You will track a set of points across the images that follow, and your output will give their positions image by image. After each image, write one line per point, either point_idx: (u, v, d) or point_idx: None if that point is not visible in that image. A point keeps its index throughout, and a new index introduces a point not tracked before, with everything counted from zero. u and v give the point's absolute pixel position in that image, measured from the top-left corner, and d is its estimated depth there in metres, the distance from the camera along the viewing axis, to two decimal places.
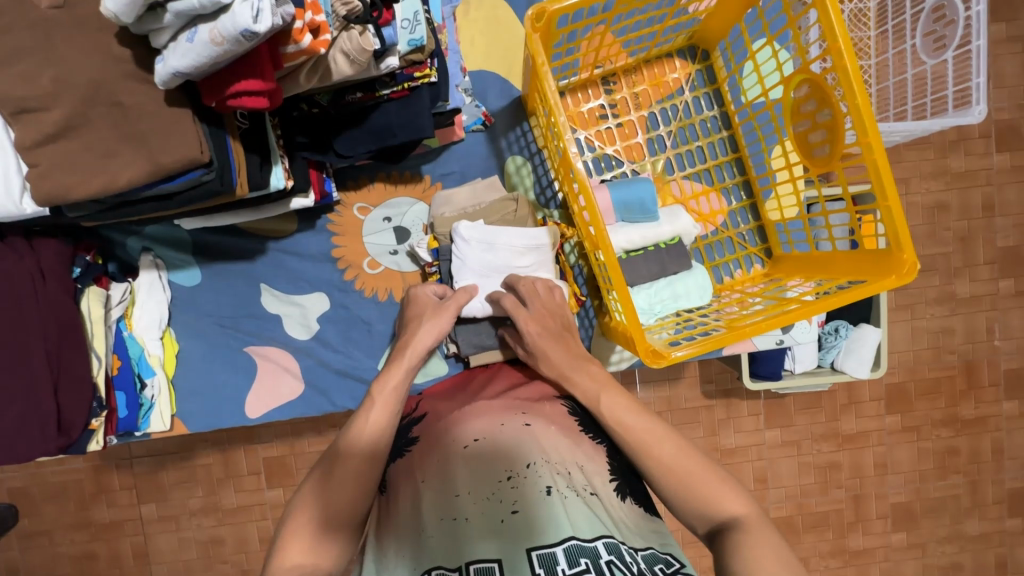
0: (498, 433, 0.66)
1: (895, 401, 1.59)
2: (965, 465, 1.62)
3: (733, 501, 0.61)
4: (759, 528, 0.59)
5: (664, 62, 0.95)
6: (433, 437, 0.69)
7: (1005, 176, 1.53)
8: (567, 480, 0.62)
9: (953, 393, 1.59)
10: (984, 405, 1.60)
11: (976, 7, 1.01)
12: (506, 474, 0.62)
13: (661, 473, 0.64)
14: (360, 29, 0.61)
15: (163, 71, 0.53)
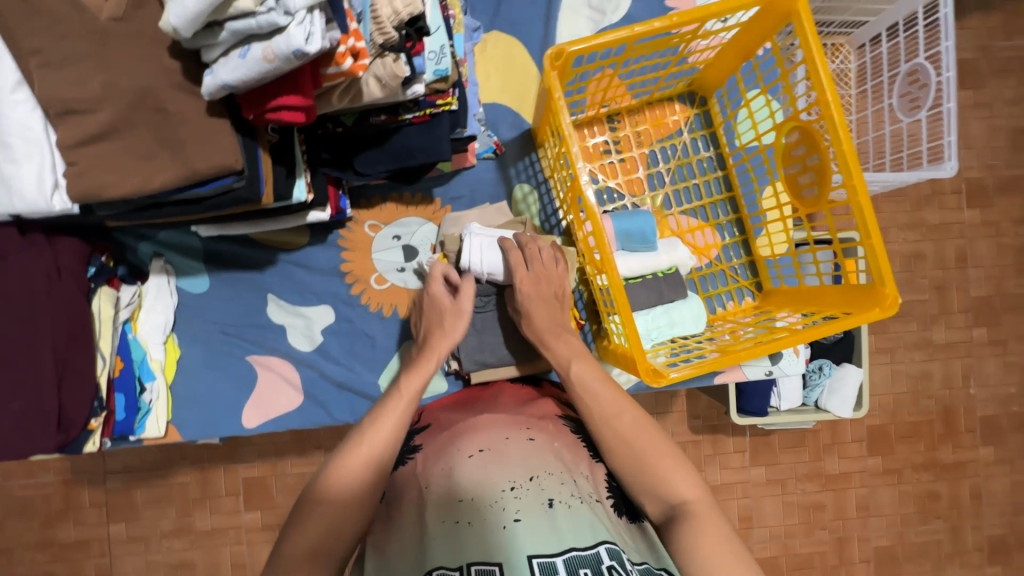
0: (502, 446, 0.67)
1: (876, 443, 1.62)
2: (945, 510, 1.65)
3: (686, 487, 0.65)
4: (704, 512, 0.63)
5: (665, 105, 1.02)
6: (439, 445, 0.71)
7: (977, 230, 1.63)
8: (571, 489, 0.64)
9: (932, 437, 1.64)
10: (961, 450, 1.65)
11: (946, 74, 1.13)
12: (508, 485, 0.63)
13: (618, 448, 0.68)
14: (394, 56, 0.66)
15: (211, 82, 0.57)
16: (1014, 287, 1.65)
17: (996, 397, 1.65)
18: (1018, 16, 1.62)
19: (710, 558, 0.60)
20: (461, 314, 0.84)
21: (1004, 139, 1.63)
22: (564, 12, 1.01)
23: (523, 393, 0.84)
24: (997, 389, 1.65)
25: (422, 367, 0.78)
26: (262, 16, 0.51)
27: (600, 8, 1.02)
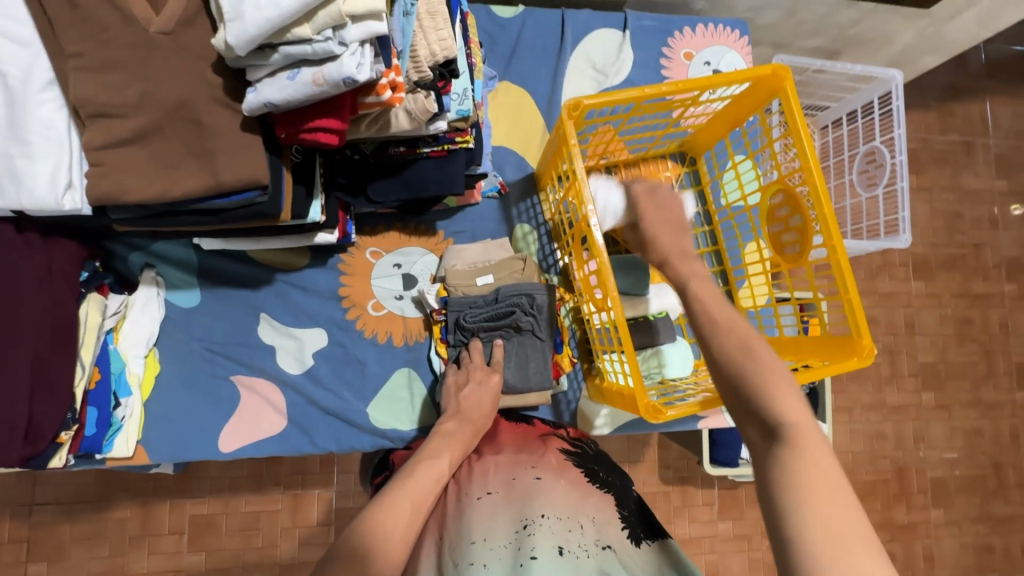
0: (509, 488, 0.72)
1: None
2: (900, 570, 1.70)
3: (792, 411, 0.54)
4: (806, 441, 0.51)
5: (658, 161, 1.10)
6: (450, 496, 0.73)
7: (923, 300, 1.78)
8: (578, 537, 0.64)
9: (887, 496, 1.71)
10: (915, 511, 1.72)
11: (898, 157, 1.29)
12: (522, 524, 0.65)
13: (735, 349, 0.59)
14: (425, 93, 0.70)
15: (254, 99, 0.59)
16: (956, 354, 1.79)
17: (944, 460, 1.75)
18: (951, 115, 1.85)
19: (804, 478, 0.49)
20: (493, 401, 0.86)
21: (943, 221, 1.82)
22: (569, 71, 1.10)
23: (521, 432, 0.88)
24: (944, 451, 1.75)
25: (453, 438, 0.79)
26: (318, 43, 0.55)
27: (602, 71, 1.11)
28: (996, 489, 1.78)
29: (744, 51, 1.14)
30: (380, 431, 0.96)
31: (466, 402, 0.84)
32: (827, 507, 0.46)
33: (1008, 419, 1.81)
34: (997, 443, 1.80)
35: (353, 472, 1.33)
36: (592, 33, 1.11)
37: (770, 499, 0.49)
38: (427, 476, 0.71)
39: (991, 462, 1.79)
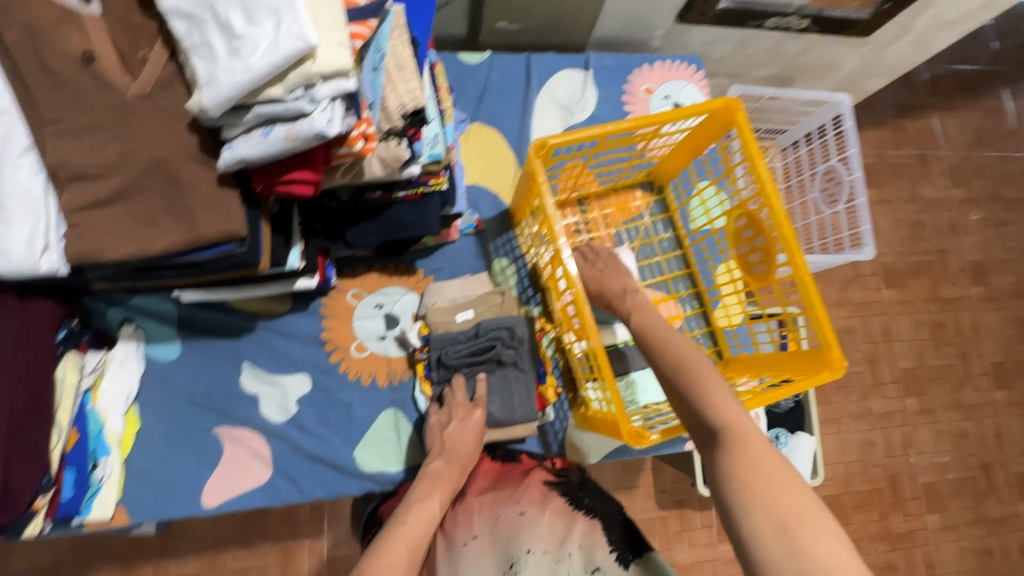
0: (496, 528, 0.76)
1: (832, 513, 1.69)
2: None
3: (727, 413, 0.65)
4: (742, 435, 0.62)
5: (628, 192, 1.15)
6: (441, 543, 0.77)
7: (896, 308, 1.84)
8: (564, 567, 0.71)
9: (883, 505, 1.72)
10: (910, 518, 1.73)
11: (854, 174, 1.37)
12: (508, 564, 0.72)
13: (676, 376, 0.72)
14: (396, 140, 0.73)
15: (229, 156, 0.61)
16: (933, 359, 1.84)
17: (934, 464, 1.77)
18: (903, 131, 1.96)
19: (741, 468, 0.59)
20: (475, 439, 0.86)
21: (906, 230, 1.90)
22: (537, 110, 1.15)
23: (504, 470, 0.89)
24: (933, 455, 1.78)
25: (437, 480, 0.79)
26: (291, 103, 0.58)
27: (569, 108, 1.17)
28: (987, 490, 1.80)
29: (701, 83, 1.21)
30: (369, 475, 0.95)
31: (451, 439, 0.85)
32: (767, 502, 0.56)
33: (990, 418, 1.85)
34: (983, 443, 1.83)
35: (343, 519, 1.29)
36: (556, 73, 1.17)
37: (722, 493, 0.60)
38: (420, 519, 0.71)
39: (979, 462, 1.82)
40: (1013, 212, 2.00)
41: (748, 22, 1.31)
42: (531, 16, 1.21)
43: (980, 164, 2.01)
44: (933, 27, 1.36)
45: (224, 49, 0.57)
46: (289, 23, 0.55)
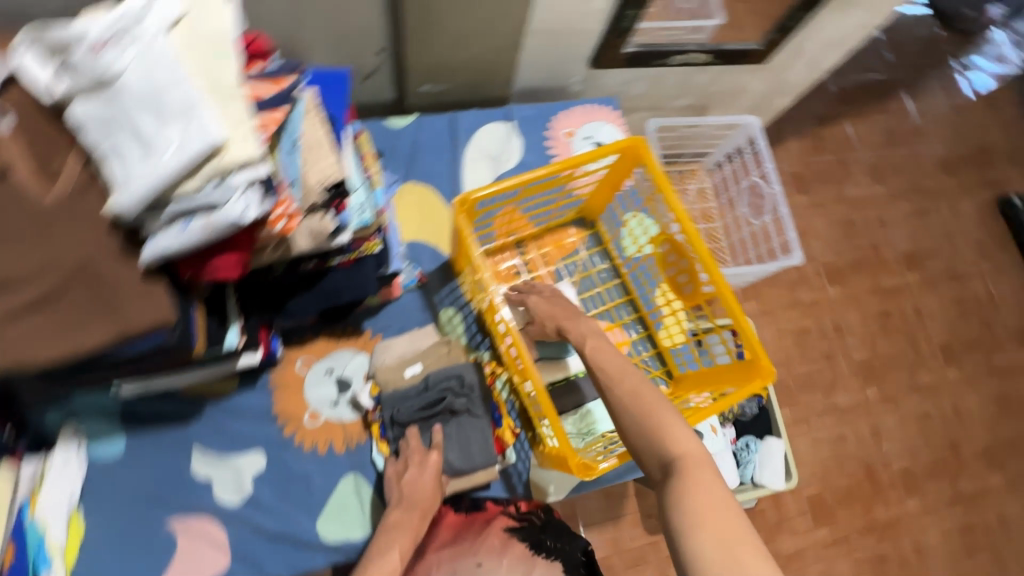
0: None
1: (819, 513, 1.93)
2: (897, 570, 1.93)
3: (682, 444, 0.70)
4: (694, 465, 0.67)
5: (562, 230, 1.20)
6: None
7: (842, 303, 2.14)
8: None
9: (865, 497, 1.98)
10: (885, 499, 1.95)
11: (775, 188, 1.61)
12: None
13: (632, 405, 0.75)
14: (321, 213, 0.76)
15: (151, 250, 0.62)
16: (886, 346, 2.13)
17: (894, 443, 2.02)
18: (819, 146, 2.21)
19: (695, 495, 0.64)
20: (433, 493, 0.88)
21: (840, 231, 2.22)
22: (467, 162, 1.20)
23: (465, 521, 0.92)
24: (903, 441, 2.05)
25: (396, 539, 0.83)
26: (203, 197, 0.60)
27: (497, 157, 1.23)
28: None
29: (618, 122, 1.29)
30: (334, 546, 0.93)
31: (409, 489, 0.87)
32: (712, 529, 0.61)
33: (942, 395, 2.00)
34: (946, 422, 2.11)
35: None
36: (481, 127, 1.23)
37: (673, 519, 0.64)
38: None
39: (947, 442, 2.08)
40: (930, 201, 2.34)
41: (654, 61, 1.43)
42: (451, 77, 1.29)
43: (895, 163, 2.36)
44: (821, 48, 1.47)
45: (135, 150, 0.59)
46: (197, 122, 0.58)
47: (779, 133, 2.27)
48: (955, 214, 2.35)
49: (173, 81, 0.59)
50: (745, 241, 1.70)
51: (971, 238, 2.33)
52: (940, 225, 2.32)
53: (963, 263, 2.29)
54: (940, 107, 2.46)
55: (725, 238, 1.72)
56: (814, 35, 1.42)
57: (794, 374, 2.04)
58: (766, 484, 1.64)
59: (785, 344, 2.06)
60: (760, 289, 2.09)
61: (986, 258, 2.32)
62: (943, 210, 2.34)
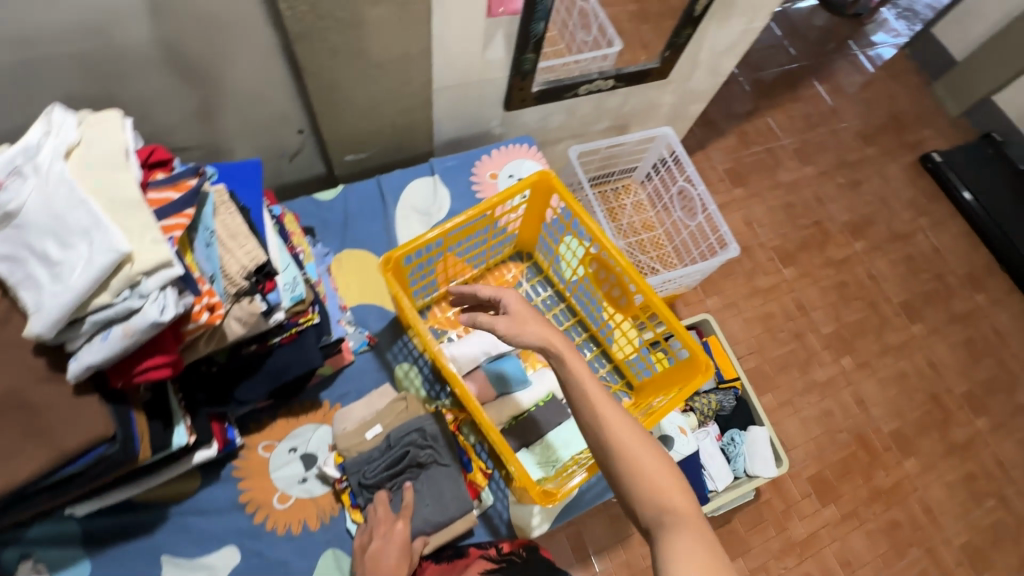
0: None
1: (822, 491, 1.94)
2: (911, 534, 1.93)
3: (676, 501, 0.66)
4: (690, 524, 0.65)
5: (502, 267, 1.25)
6: None
7: (797, 282, 2.23)
8: None
9: (862, 466, 1.99)
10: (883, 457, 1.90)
11: (700, 190, 1.67)
12: None
13: (625, 455, 0.69)
14: (248, 298, 0.78)
15: (76, 367, 0.64)
16: (849, 315, 2.21)
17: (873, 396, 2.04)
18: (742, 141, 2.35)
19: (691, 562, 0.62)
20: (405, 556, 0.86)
21: (781, 214, 2.33)
22: (398, 221, 1.24)
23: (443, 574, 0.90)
24: (887, 404, 2.10)
25: None
26: (120, 304, 0.62)
27: (427, 210, 1.28)
28: None
29: (536, 155, 1.37)
30: None
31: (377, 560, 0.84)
32: None
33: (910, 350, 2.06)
34: (923, 376, 2.16)
35: None
36: (407, 185, 1.28)
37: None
38: None
39: (928, 395, 2.13)
40: (860, 171, 2.49)
41: (565, 94, 1.50)
42: (372, 145, 1.35)
43: (818, 142, 2.51)
44: (715, 55, 1.61)
45: (45, 276, 0.61)
46: (100, 237, 0.60)
47: (706, 137, 2.41)
48: (884, 178, 2.49)
49: (71, 202, 0.62)
50: (688, 239, 1.82)
51: (903, 198, 2.47)
52: (873, 191, 2.46)
53: (903, 223, 2.42)
54: (846, 88, 2.65)
55: (671, 241, 1.87)
56: (706, 41, 1.52)
57: (768, 357, 2.09)
58: (760, 474, 1.63)
59: (754, 332, 2.12)
60: (719, 283, 2.17)
61: (923, 214, 2.45)
62: (873, 177, 2.49)
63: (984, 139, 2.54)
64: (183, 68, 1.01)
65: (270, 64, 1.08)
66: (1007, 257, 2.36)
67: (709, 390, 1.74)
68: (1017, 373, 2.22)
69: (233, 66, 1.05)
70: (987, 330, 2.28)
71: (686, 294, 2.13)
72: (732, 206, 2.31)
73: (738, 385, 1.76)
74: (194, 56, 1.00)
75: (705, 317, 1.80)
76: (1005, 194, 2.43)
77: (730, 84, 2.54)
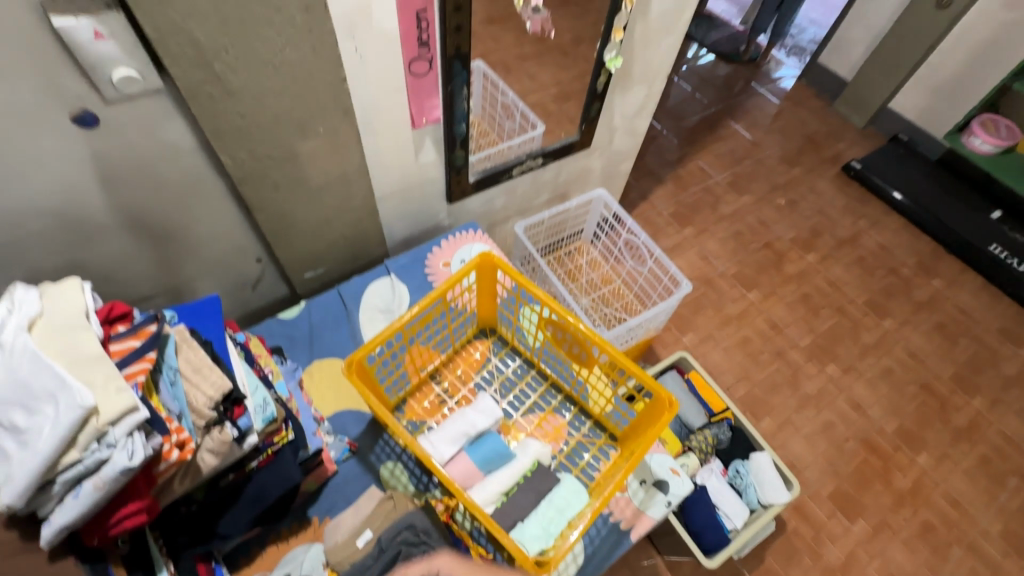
0: None
1: (847, 507, 1.89)
2: (948, 534, 1.87)
3: None
4: None
5: (468, 347, 1.30)
6: None
7: (764, 303, 2.31)
8: None
9: (878, 472, 1.97)
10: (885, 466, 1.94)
11: (642, 238, 1.81)
12: None
13: None
14: (218, 428, 0.80)
15: (48, 531, 0.64)
16: (821, 324, 2.28)
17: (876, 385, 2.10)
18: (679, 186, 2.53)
19: None
20: None
21: (732, 243, 2.47)
22: (363, 323, 1.30)
23: None
24: (882, 403, 2.11)
25: None
26: (88, 457, 0.64)
27: (389, 308, 1.34)
28: None
29: (481, 238, 1.47)
30: None
31: None
32: None
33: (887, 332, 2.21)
34: (908, 369, 2.20)
35: None
36: (367, 289, 1.35)
37: None
38: None
39: (918, 386, 2.16)
40: (793, 191, 2.68)
41: (501, 178, 1.61)
42: (328, 259, 1.43)
43: (748, 173, 2.72)
44: (627, 120, 1.79)
45: (13, 446, 0.63)
46: (64, 396, 0.63)
47: (646, 188, 2.60)
48: (816, 192, 2.69)
49: (34, 370, 0.65)
50: (645, 282, 1.92)
51: (838, 207, 2.65)
52: (809, 206, 2.63)
53: (844, 228, 2.57)
54: (759, 122, 2.92)
55: (632, 287, 1.97)
56: (616, 109, 1.70)
57: (756, 382, 2.12)
58: (775, 501, 1.58)
59: (736, 359, 2.16)
60: (691, 319, 2.24)
61: (861, 217, 2.61)
62: (806, 194, 2.68)
63: (892, 141, 2.79)
64: (141, 228, 1.10)
65: (222, 209, 1.18)
66: (947, 240, 2.50)
67: (703, 426, 1.73)
68: (995, 346, 2.28)
69: (187, 217, 1.15)
70: (952, 311, 2.36)
71: (662, 336, 2.19)
72: (685, 245, 2.44)
73: (730, 416, 1.75)
74: (151, 215, 1.09)
75: (681, 355, 1.82)
76: (927, 184, 2.63)
77: (656, 139, 2.78)
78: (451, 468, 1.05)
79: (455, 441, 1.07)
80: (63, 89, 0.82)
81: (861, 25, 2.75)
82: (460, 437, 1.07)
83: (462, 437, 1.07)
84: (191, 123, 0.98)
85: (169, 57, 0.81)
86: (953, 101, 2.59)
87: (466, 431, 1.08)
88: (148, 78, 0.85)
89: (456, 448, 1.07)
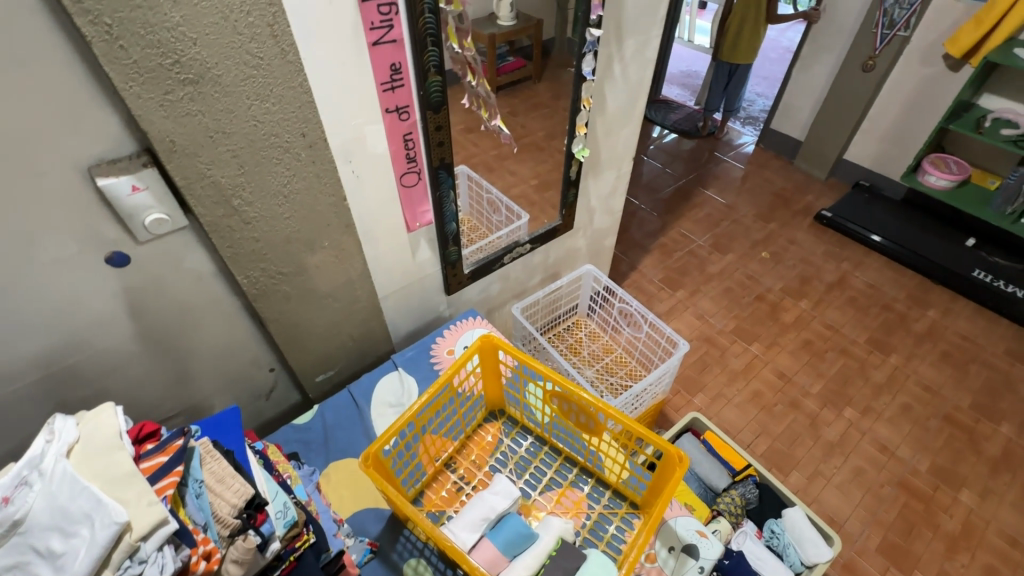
0: None
1: (900, 560, 1.78)
2: None
3: None
4: None
5: (480, 431, 1.32)
6: None
7: (767, 354, 2.34)
8: None
9: (923, 517, 1.87)
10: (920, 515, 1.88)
11: (634, 305, 1.89)
12: None
13: None
14: (242, 536, 0.80)
15: None
16: (828, 367, 2.30)
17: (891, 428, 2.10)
18: None
19: None
20: None
21: (725, 299, 2.55)
22: (375, 419, 1.33)
23: None
24: (908, 442, 2.06)
25: None
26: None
27: (399, 401, 1.37)
28: None
29: (481, 323, 1.55)
30: None
31: None
32: None
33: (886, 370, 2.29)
34: (926, 403, 2.17)
35: None
36: (377, 386, 1.40)
37: None
38: None
39: (940, 421, 2.12)
40: (773, 245, 2.81)
41: (493, 266, 1.72)
42: (339, 361, 1.49)
43: (728, 233, 2.87)
44: (602, 200, 1.94)
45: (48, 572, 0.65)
46: (100, 515, 0.67)
47: (635, 259, 2.73)
48: (796, 243, 2.82)
49: (73, 492, 0.69)
50: (644, 346, 1.97)
51: (819, 253, 2.76)
52: (792, 256, 2.75)
53: (830, 273, 2.67)
54: (728, 186, 3.13)
55: (633, 353, 2.03)
56: (591, 193, 1.86)
57: (776, 436, 2.08)
58: (817, 560, 1.51)
59: (752, 414, 2.14)
60: (699, 379, 2.25)
61: (843, 260, 2.72)
62: (786, 245, 2.81)
63: (855, 189, 2.98)
64: (162, 351, 1.18)
65: (236, 326, 1.27)
66: (930, 271, 2.59)
67: (728, 486, 1.69)
68: (1007, 370, 2.27)
69: (204, 337, 1.23)
70: (954, 340, 2.38)
71: (674, 400, 2.18)
72: (680, 308, 2.52)
73: (753, 472, 1.71)
74: (171, 339, 1.17)
75: (694, 416, 1.82)
76: (896, 223, 2.78)
77: (637, 214, 2.97)
78: (476, 555, 1.03)
79: (474, 527, 1.06)
80: (101, 235, 0.93)
81: (802, 93, 3.07)
82: (480, 522, 1.06)
83: (482, 521, 1.06)
84: (211, 252, 1.10)
85: (194, 199, 0.94)
86: (901, 147, 2.82)
87: (487, 514, 1.07)
88: (176, 218, 0.98)
89: (477, 532, 1.05)
